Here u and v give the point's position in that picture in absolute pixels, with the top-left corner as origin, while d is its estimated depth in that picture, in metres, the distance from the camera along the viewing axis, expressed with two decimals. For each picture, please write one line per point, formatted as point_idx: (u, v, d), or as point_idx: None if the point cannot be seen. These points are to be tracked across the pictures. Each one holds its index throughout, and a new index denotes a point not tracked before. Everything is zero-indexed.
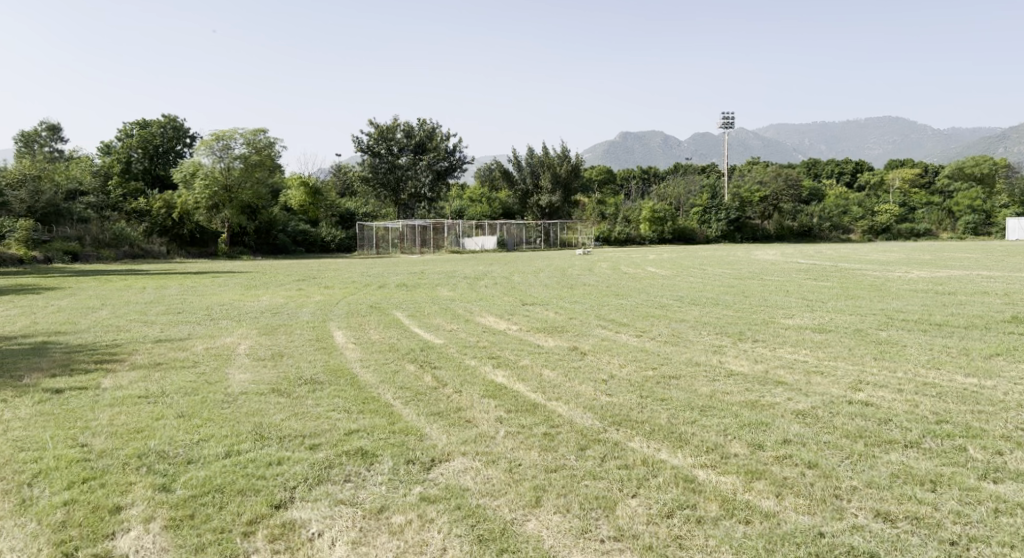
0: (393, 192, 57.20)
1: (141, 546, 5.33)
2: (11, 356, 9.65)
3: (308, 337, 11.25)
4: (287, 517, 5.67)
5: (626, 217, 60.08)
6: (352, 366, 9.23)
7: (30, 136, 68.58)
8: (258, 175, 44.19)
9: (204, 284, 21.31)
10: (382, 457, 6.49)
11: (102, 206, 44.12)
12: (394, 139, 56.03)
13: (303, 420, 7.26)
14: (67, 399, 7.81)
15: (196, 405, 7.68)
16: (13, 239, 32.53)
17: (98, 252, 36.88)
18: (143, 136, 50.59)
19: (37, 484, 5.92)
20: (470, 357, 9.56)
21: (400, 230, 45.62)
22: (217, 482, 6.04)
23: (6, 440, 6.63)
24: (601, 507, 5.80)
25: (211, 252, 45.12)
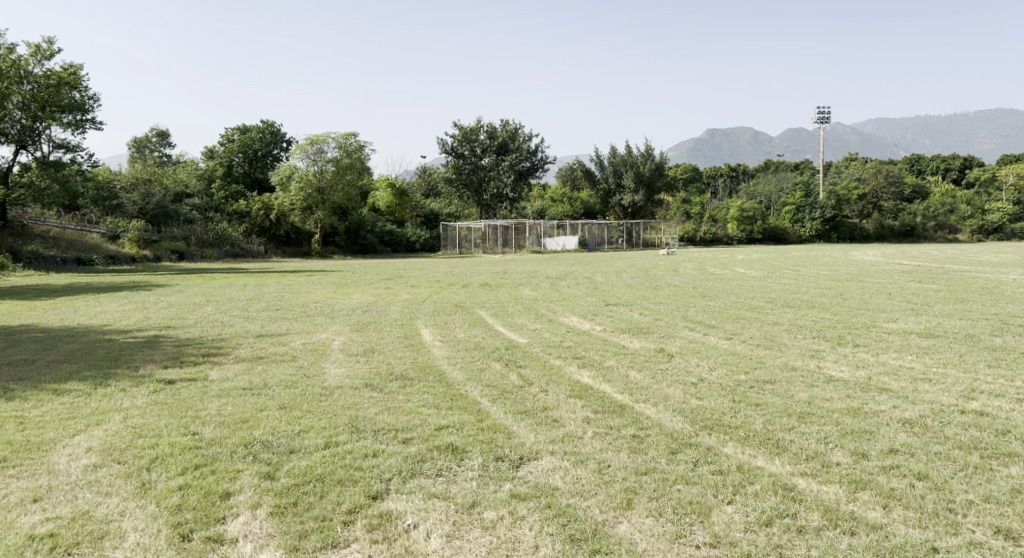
0: (476, 192, 57.62)
1: (250, 531, 5.56)
2: (127, 348, 10.21)
3: (397, 334, 11.51)
4: (384, 508, 5.83)
5: (713, 217, 59.03)
6: (439, 363, 9.39)
7: (142, 141, 72.68)
8: (348, 178, 45.59)
9: (298, 282, 22.05)
10: (472, 453, 6.59)
11: (206, 208, 46.29)
12: (476, 140, 56.66)
13: (395, 415, 7.43)
14: (179, 389, 8.23)
15: (295, 397, 7.97)
16: (127, 240, 34.64)
17: (202, 251, 38.61)
18: (244, 141, 52.79)
19: (154, 469, 6.25)
20: (555, 357, 9.56)
21: (483, 230, 46.08)
22: (317, 472, 6.25)
23: (126, 426, 7.01)
24: (695, 513, 5.73)
25: (305, 252, 46.61)
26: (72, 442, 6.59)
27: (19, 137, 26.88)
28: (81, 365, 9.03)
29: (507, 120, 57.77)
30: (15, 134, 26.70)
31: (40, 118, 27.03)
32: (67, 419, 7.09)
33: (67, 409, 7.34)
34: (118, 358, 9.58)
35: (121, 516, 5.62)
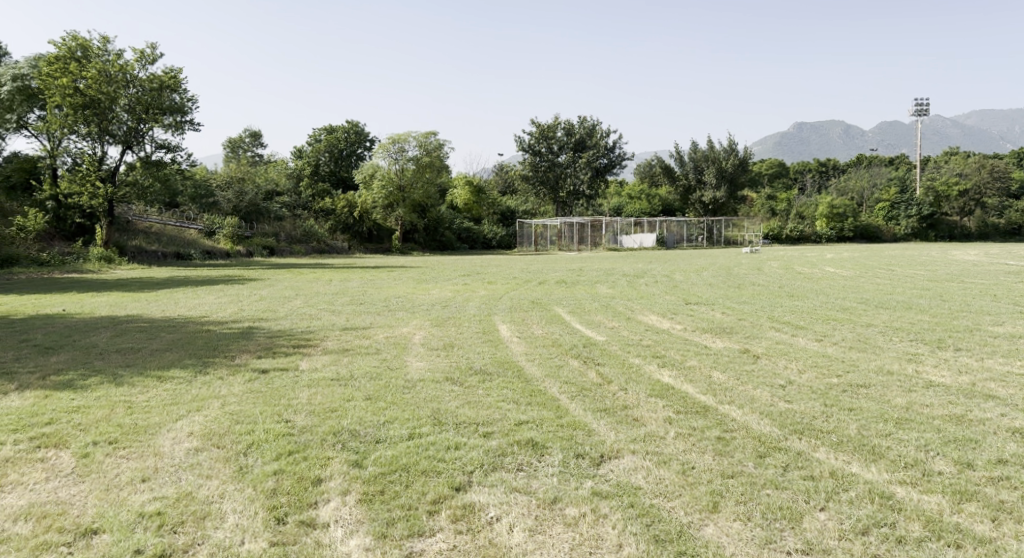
0: (552, 189, 57.47)
1: (340, 516, 5.72)
2: (223, 339, 10.61)
3: (477, 330, 11.62)
4: (467, 500, 5.91)
5: (800, 214, 57.54)
6: (517, 359, 9.43)
7: (236, 142, 75.57)
8: (428, 176, 46.28)
9: (379, 278, 22.52)
10: (553, 449, 6.61)
11: (295, 206, 47.63)
12: (554, 138, 56.67)
13: (476, 409, 7.51)
14: (272, 379, 8.53)
15: (380, 389, 8.15)
16: (221, 235, 36.00)
17: (291, 247, 39.83)
18: (330, 141, 54.45)
19: (250, 454, 6.49)
20: (635, 356, 9.44)
21: (559, 227, 46.15)
22: (403, 462, 6.39)
23: (224, 412, 7.31)
24: (786, 518, 5.61)
25: (386, 248, 47.51)
26: (175, 427, 6.90)
27: (125, 137, 28.24)
28: (182, 354, 9.45)
29: (585, 116, 57.46)
30: (121, 135, 28.02)
31: (145, 121, 28.31)
32: (171, 405, 7.43)
33: (170, 395, 7.69)
34: (215, 348, 9.98)
35: (221, 498, 5.84)
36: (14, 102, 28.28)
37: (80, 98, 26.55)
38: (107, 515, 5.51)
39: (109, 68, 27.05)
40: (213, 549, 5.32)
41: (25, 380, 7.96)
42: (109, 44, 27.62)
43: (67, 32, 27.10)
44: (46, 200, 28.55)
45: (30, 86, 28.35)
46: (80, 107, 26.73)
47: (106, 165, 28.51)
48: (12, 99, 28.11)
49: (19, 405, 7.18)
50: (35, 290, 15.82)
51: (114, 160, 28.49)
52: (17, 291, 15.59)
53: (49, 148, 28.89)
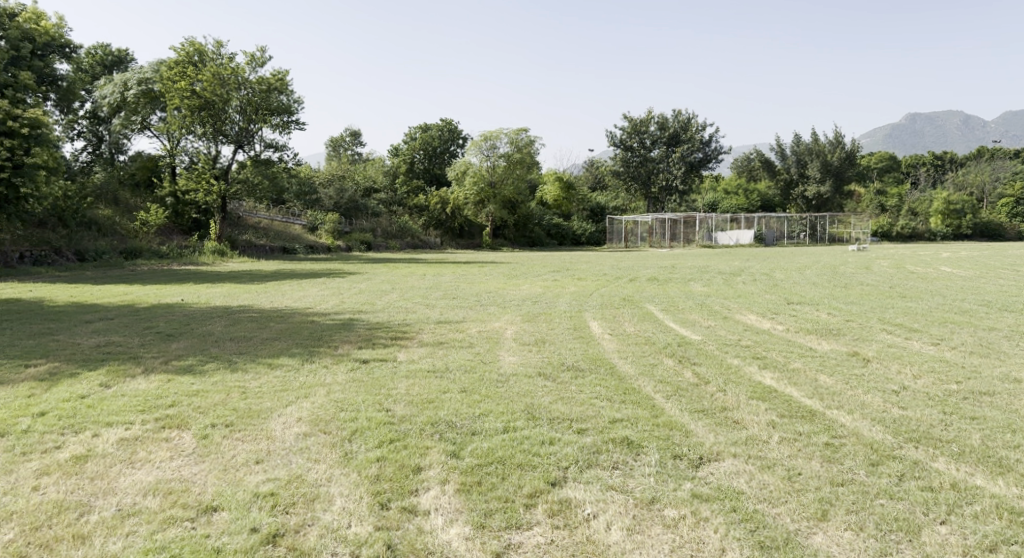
0: (644, 184, 56.88)
1: (440, 505, 5.86)
2: (326, 329, 11.00)
3: (568, 326, 11.64)
4: (563, 495, 5.96)
5: (914, 210, 55.18)
6: (610, 357, 9.39)
7: (338, 141, 78.05)
8: (518, 172, 46.64)
9: (472, 273, 22.87)
10: (649, 449, 6.56)
11: (391, 202, 48.68)
12: (646, 132, 56.08)
13: (570, 405, 7.53)
14: (373, 368, 8.81)
15: (475, 382, 8.28)
16: (323, 231, 37.21)
17: (387, 242, 40.86)
18: (425, 139, 55.67)
19: (354, 440, 6.71)
20: (734, 356, 9.26)
21: (649, 223, 45.74)
22: (499, 454, 6.49)
23: (329, 400, 7.58)
24: (903, 531, 5.46)
25: (477, 244, 48.07)
26: (285, 412, 7.21)
27: (236, 137, 29.50)
28: (289, 343, 9.84)
29: (680, 110, 56.53)
30: (234, 135, 29.36)
31: (255, 121, 29.43)
32: (280, 391, 7.77)
33: (280, 382, 8.05)
34: (319, 338, 10.35)
35: (328, 482, 6.07)
36: (138, 104, 29.99)
37: (197, 100, 27.94)
38: (225, 494, 5.81)
39: (222, 72, 28.39)
40: (322, 532, 5.53)
41: (150, 363, 8.48)
42: (222, 48, 28.91)
43: (185, 38, 28.51)
44: (166, 196, 30.12)
45: (153, 89, 29.93)
46: (197, 109, 28.12)
47: (219, 164, 29.79)
48: (137, 102, 29.86)
49: (145, 387, 7.64)
50: (155, 281, 16.82)
51: (226, 159, 29.77)
52: (139, 282, 16.63)
53: (169, 147, 30.60)
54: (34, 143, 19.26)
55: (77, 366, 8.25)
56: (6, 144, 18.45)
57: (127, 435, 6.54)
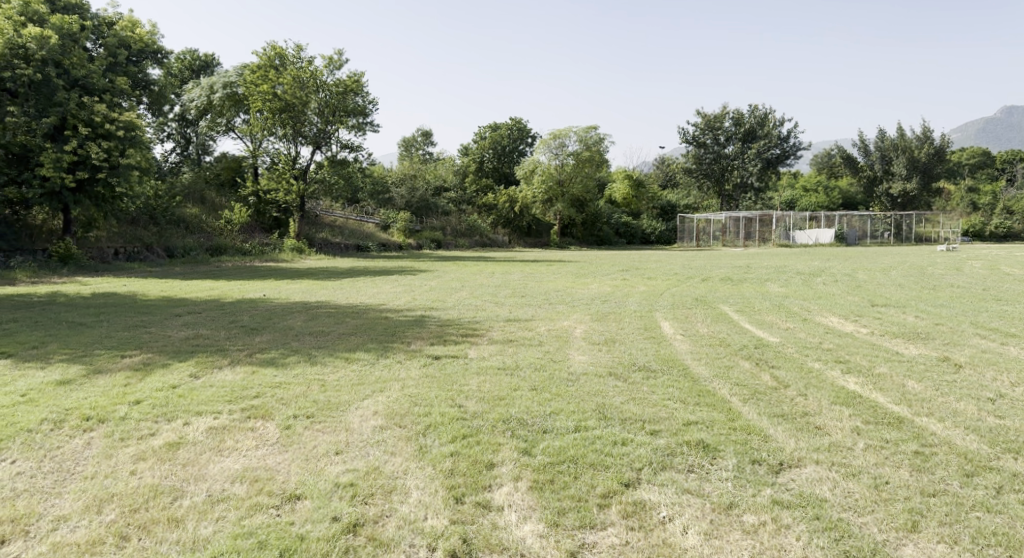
0: (717, 181, 55.99)
1: (513, 501, 5.93)
2: (400, 326, 11.20)
3: (638, 326, 11.58)
4: (638, 497, 5.95)
5: (1008, 208, 52.64)
6: (684, 357, 9.29)
7: (409, 141, 79.47)
8: (587, 170, 46.54)
9: (541, 271, 22.97)
10: (726, 453, 6.48)
11: (461, 201, 49.19)
12: (721, 128, 55.13)
13: (642, 406, 7.49)
14: (445, 365, 8.94)
15: (546, 380, 8.31)
16: (395, 229, 37.83)
17: (456, 241, 41.39)
18: (495, 138, 56.10)
19: (428, 435, 6.83)
20: (814, 359, 9.06)
21: (722, 222, 45.17)
22: (571, 453, 6.51)
23: (404, 394, 7.74)
24: (1001, 546, 5.39)
25: (545, 242, 48.19)
26: (362, 405, 7.38)
27: (315, 138, 30.27)
28: (365, 339, 10.06)
29: (757, 105, 55.39)
30: (313, 136, 30.14)
31: (332, 123, 30.10)
32: (357, 384, 7.96)
33: (356, 376, 8.24)
34: (392, 334, 10.55)
35: (405, 474, 6.21)
36: (224, 107, 31.24)
37: (278, 103, 28.86)
38: (308, 483, 6.00)
39: (302, 75, 29.17)
40: (400, 523, 5.66)
41: (235, 356, 8.80)
42: (301, 51, 29.64)
43: (268, 43, 29.33)
44: (248, 196, 31.11)
45: (237, 93, 31.02)
46: (278, 111, 29.13)
47: (299, 164, 30.65)
48: (223, 105, 31.07)
49: (231, 378, 7.93)
50: (238, 277, 17.43)
51: (305, 159, 30.59)
52: (224, 277, 17.27)
53: (251, 149, 31.67)
54: (129, 145, 20.14)
55: (169, 357, 8.62)
56: (103, 146, 19.39)
57: (215, 424, 6.80)
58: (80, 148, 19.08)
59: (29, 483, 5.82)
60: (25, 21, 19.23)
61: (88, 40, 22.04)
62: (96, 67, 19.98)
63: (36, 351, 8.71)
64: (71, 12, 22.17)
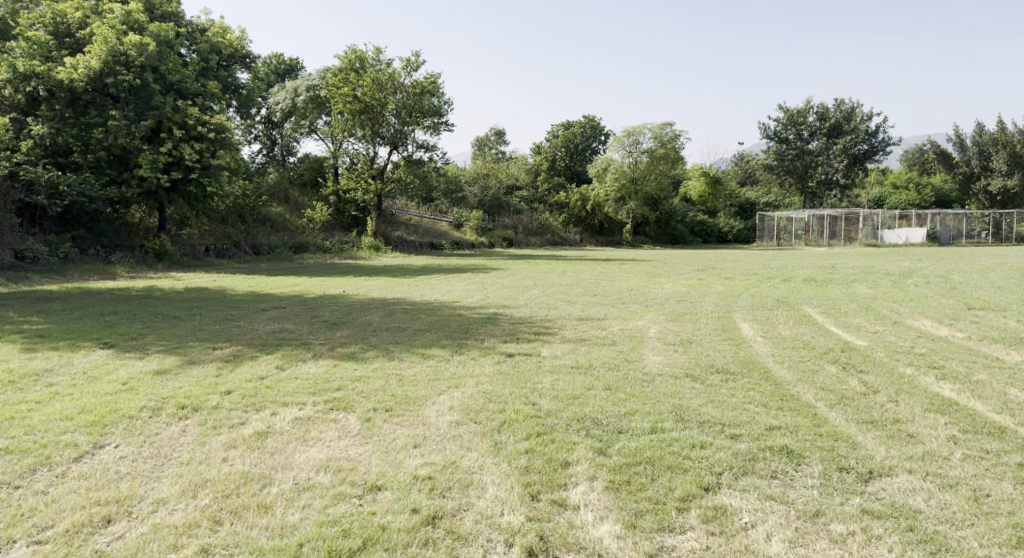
0: (800, 178, 54.49)
1: (589, 501, 5.89)
2: (474, 323, 11.29)
3: (715, 326, 11.39)
4: (718, 502, 5.84)
5: None
6: (765, 360, 9.07)
7: (483, 140, 80.20)
8: (662, 168, 45.92)
9: (614, 270, 22.81)
10: (812, 460, 6.30)
11: (533, 199, 49.31)
12: (804, 123, 53.50)
13: (721, 409, 7.35)
14: (518, 362, 8.97)
15: (621, 380, 8.24)
16: (468, 228, 38.19)
17: (528, 239, 41.54)
18: (568, 137, 56.09)
19: (503, 431, 6.85)
20: (905, 365, 8.73)
21: (806, 220, 44.01)
22: (647, 455, 6.42)
23: (478, 391, 7.79)
24: None
25: (617, 241, 47.98)
26: (438, 400, 7.46)
27: (392, 138, 30.80)
28: (440, 335, 10.17)
29: (843, 99, 53.61)
30: (390, 137, 30.69)
31: (408, 123, 30.54)
32: (434, 380, 8.05)
33: (433, 371, 8.34)
34: (466, 331, 10.64)
35: (481, 470, 6.24)
36: (307, 109, 32.18)
37: (357, 105, 29.47)
38: (389, 475, 6.09)
39: (381, 77, 29.68)
40: (477, 517, 5.70)
41: (318, 349, 9.00)
42: (380, 54, 30.16)
43: (348, 46, 30.02)
44: (328, 195, 31.87)
45: (320, 95, 31.81)
46: (358, 113, 29.84)
47: (377, 164, 31.30)
48: (306, 107, 31.97)
49: (314, 371, 8.13)
50: (318, 273, 17.88)
51: (383, 160, 31.19)
52: (305, 273, 17.70)
53: (332, 149, 32.49)
54: (219, 146, 20.94)
55: (256, 349, 8.89)
56: (195, 148, 20.17)
57: (301, 414, 6.99)
58: (174, 150, 19.89)
59: (131, 466, 6.08)
60: (126, 29, 20.20)
61: (182, 46, 23.05)
62: (189, 72, 20.80)
63: (135, 342, 9.11)
64: (167, 19, 23.13)
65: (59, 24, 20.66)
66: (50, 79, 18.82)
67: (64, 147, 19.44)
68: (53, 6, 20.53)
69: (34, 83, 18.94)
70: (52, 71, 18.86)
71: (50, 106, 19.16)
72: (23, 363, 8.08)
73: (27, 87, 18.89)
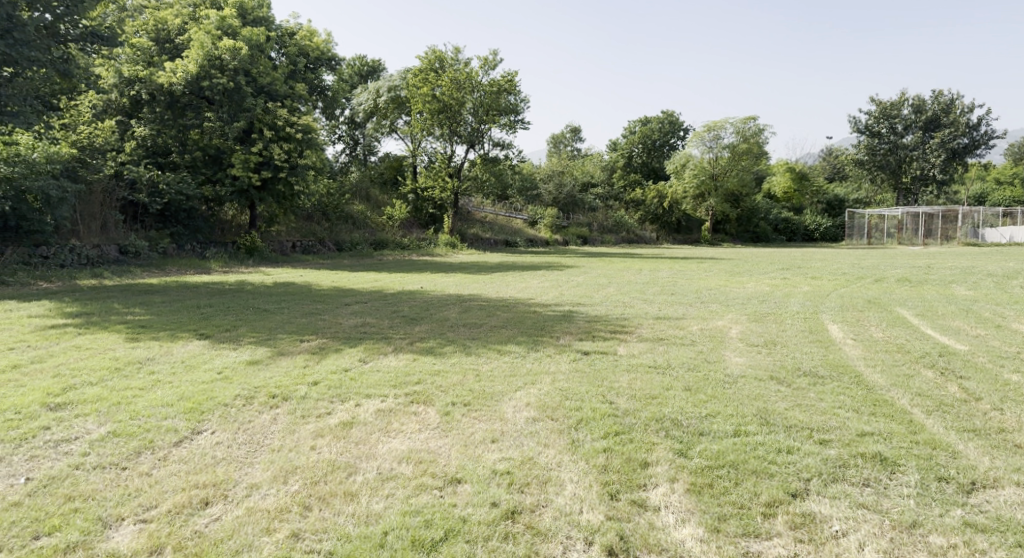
0: (893, 174, 52.73)
1: (670, 502, 5.80)
2: (550, 320, 11.27)
3: (801, 328, 11.05)
4: (807, 509, 5.68)
5: None
6: (855, 363, 8.75)
7: (558, 137, 80.18)
8: (744, 163, 44.58)
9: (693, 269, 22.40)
10: (908, 468, 6.05)
11: (608, 197, 48.95)
12: (897, 116, 51.37)
13: (809, 413, 7.11)
14: (594, 360, 8.90)
15: (701, 381, 8.08)
16: (543, 225, 38.12)
17: (602, 237, 41.27)
18: (645, 133, 55.46)
19: (580, 429, 6.80)
20: (1010, 372, 8.27)
21: (900, 218, 42.22)
22: (731, 458, 6.27)
23: (554, 388, 7.75)
24: None
25: (694, 239, 47.23)
26: (515, 396, 7.47)
27: (469, 137, 31.02)
28: (516, 332, 10.18)
29: (941, 91, 51.06)
30: (467, 135, 30.90)
31: (485, 122, 30.67)
32: (510, 376, 8.06)
33: (509, 367, 8.36)
34: (542, 328, 10.61)
35: (559, 466, 6.21)
36: (388, 109, 32.79)
37: (436, 104, 29.84)
38: (468, 468, 6.13)
39: (459, 76, 29.87)
40: (557, 514, 5.67)
41: (398, 343, 9.14)
42: (459, 54, 30.38)
43: (428, 46, 30.34)
44: (407, 193, 32.40)
45: (401, 96, 32.32)
46: (436, 112, 30.16)
47: (454, 163, 31.58)
48: (387, 107, 32.53)
49: (395, 364, 8.26)
50: (397, 270, 18.15)
51: (460, 158, 31.44)
52: (384, 270, 18.01)
53: (411, 147, 32.97)
54: (307, 146, 21.39)
55: (340, 342, 9.08)
56: (284, 148, 20.66)
57: (383, 406, 7.10)
58: (265, 150, 20.45)
59: (226, 451, 6.28)
60: (221, 34, 20.96)
61: (273, 50, 23.74)
62: (279, 74, 21.40)
63: (228, 333, 9.43)
64: (259, 23, 23.84)
65: (159, 30, 21.79)
66: (152, 83, 19.74)
67: (163, 147, 20.29)
68: (155, 14, 21.65)
69: (137, 87, 19.92)
70: (154, 76, 19.80)
71: (152, 110, 20.13)
72: (126, 352, 8.46)
73: (130, 90, 19.84)
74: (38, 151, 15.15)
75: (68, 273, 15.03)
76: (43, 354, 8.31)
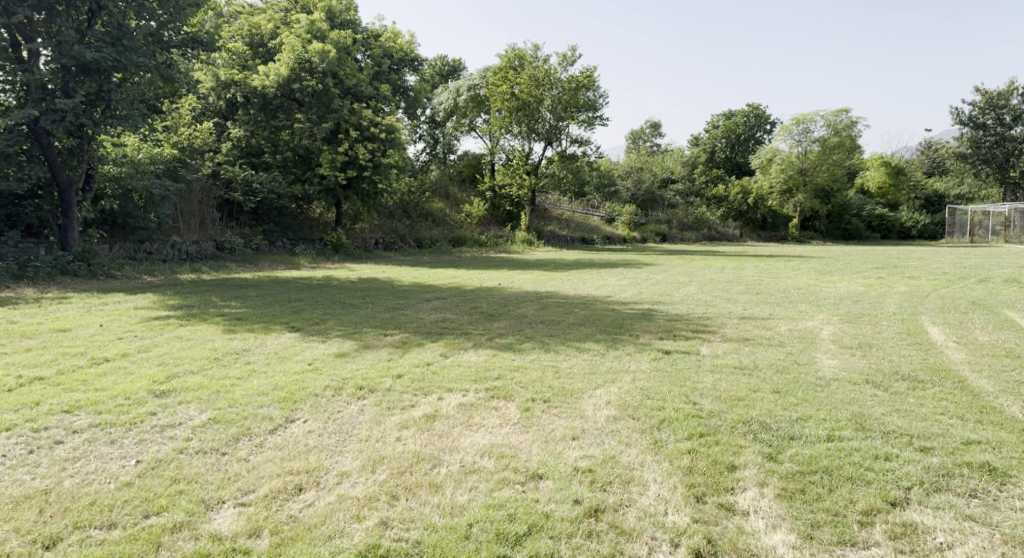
0: (999, 167, 50.00)
1: (759, 507, 5.65)
2: (630, 318, 11.14)
3: (897, 329, 10.59)
4: (908, 518, 5.46)
5: None
6: (958, 368, 8.34)
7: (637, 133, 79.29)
8: (835, 158, 43.09)
9: (780, 267, 21.74)
10: (1019, 481, 5.76)
11: (688, 193, 48.11)
12: (1005, 107, 48.53)
13: (908, 419, 6.81)
14: (676, 359, 8.75)
15: (791, 383, 7.84)
16: (621, 223, 37.75)
17: (683, 235, 40.57)
18: (728, 127, 54.24)
19: (663, 429, 6.70)
20: None
21: (1006, 215, 39.85)
22: (824, 463, 6.05)
23: (635, 387, 7.65)
24: None
25: (779, 237, 45.90)
26: (595, 394, 7.41)
27: (547, 134, 31.01)
28: (595, 329, 10.12)
29: None
30: (545, 132, 30.91)
31: (564, 118, 30.58)
32: (590, 373, 8.01)
33: (589, 364, 8.32)
34: (622, 326, 10.50)
35: (642, 466, 6.13)
36: (467, 108, 33.16)
37: (515, 102, 29.95)
38: (550, 464, 6.12)
39: (539, 73, 29.86)
40: (641, 514, 5.60)
41: (479, 339, 9.20)
42: (539, 50, 30.34)
43: (509, 45, 30.45)
44: (485, 190, 32.61)
45: (480, 94, 32.56)
46: (515, 110, 30.22)
47: (532, 160, 31.58)
48: (466, 106, 32.83)
49: (476, 359, 8.32)
50: (476, 267, 18.31)
51: (538, 155, 31.45)
52: (464, 267, 18.17)
53: (490, 145, 33.18)
54: (390, 146, 21.75)
55: (422, 337, 9.21)
56: (368, 147, 21.02)
57: (465, 400, 7.16)
58: (351, 150, 20.91)
59: (317, 440, 6.45)
60: (310, 38, 21.58)
61: (359, 52, 24.26)
62: (364, 76, 21.81)
63: (318, 326, 9.70)
64: (346, 27, 24.42)
65: (254, 35, 22.69)
66: (246, 86, 20.60)
67: (257, 148, 21.02)
68: (249, 20, 22.57)
69: (233, 91, 20.80)
70: (249, 79, 20.62)
71: (246, 111, 20.96)
72: (224, 343, 8.79)
73: (227, 93, 20.78)
74: (143, 151, 16.07)
75: (168, 267, 15.70)
76: (148, 343, 8.71)
